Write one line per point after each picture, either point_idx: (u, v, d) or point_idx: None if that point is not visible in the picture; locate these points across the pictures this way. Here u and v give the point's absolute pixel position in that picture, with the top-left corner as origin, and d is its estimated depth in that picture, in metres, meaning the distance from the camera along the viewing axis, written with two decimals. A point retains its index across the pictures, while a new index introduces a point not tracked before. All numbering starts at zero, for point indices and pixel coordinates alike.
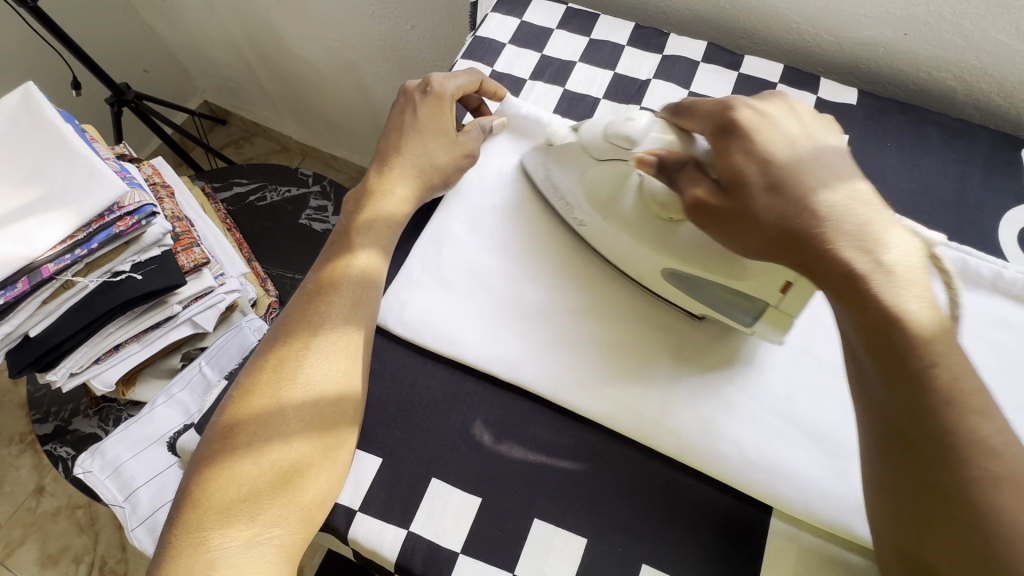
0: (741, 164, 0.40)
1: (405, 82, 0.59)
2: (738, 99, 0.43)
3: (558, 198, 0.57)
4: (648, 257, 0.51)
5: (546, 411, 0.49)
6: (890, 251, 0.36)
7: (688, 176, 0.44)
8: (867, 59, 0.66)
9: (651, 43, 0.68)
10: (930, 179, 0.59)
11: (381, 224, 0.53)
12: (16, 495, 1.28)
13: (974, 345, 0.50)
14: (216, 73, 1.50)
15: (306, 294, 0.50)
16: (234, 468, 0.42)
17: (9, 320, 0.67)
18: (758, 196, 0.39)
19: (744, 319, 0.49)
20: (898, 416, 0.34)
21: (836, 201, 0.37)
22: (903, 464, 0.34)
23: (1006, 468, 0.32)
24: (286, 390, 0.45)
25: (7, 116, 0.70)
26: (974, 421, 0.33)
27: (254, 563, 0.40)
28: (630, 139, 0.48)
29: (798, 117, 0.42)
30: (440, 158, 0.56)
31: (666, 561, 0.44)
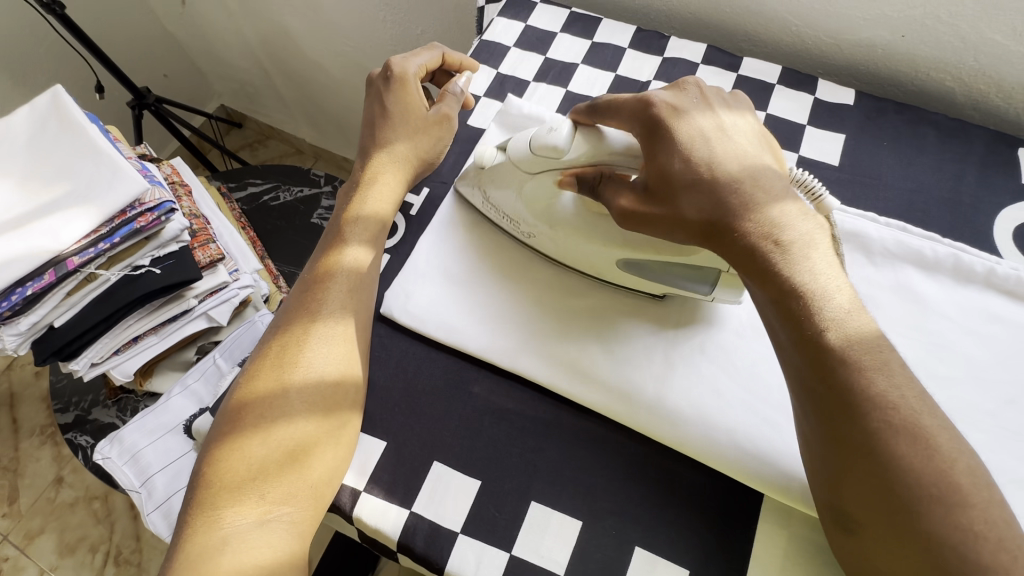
0: (669, 166, 0.44)
1: (370, 73, 0.60)
2: (659, 96, 0.46)
3: (501, 217, 0.58)
4: (600, 251, 0.53)
5: (544, 398, 0.51)
6: (789, 232, 0.41)
7: (611, 189, 0.47)
8: (866, 60, 0.67)
9: (652, 46, 0.70)
10: (925, 177, 0.60)
11: (370, 210, 0.54)
12: (35, 485, 1.32)
13: (967, 339, 0.51)
14: (233, 78, 1.54)
15: (303, 283, 0.52)
16: (245, 448, 0.44)
17: (34, 311, 0.70)
18: (682, 194, 0.43)
19: (704, 289, 0.51)
20: (822, 383, 0.38)
21: (744, 193, 0.42)
22: (825, 421, 0.38)
23: (903, 419, 0.36)
24: (290, 374, 0.47)
25: (37, 118, 0.73)
26: (871, 378, 0.37)
27: (266, 539, 0.42)
28: (557, 149, 0.50)
29: (713, 114, 0.46)
30: (420, 143, 0.57)
31: (659, 544, 0.46)
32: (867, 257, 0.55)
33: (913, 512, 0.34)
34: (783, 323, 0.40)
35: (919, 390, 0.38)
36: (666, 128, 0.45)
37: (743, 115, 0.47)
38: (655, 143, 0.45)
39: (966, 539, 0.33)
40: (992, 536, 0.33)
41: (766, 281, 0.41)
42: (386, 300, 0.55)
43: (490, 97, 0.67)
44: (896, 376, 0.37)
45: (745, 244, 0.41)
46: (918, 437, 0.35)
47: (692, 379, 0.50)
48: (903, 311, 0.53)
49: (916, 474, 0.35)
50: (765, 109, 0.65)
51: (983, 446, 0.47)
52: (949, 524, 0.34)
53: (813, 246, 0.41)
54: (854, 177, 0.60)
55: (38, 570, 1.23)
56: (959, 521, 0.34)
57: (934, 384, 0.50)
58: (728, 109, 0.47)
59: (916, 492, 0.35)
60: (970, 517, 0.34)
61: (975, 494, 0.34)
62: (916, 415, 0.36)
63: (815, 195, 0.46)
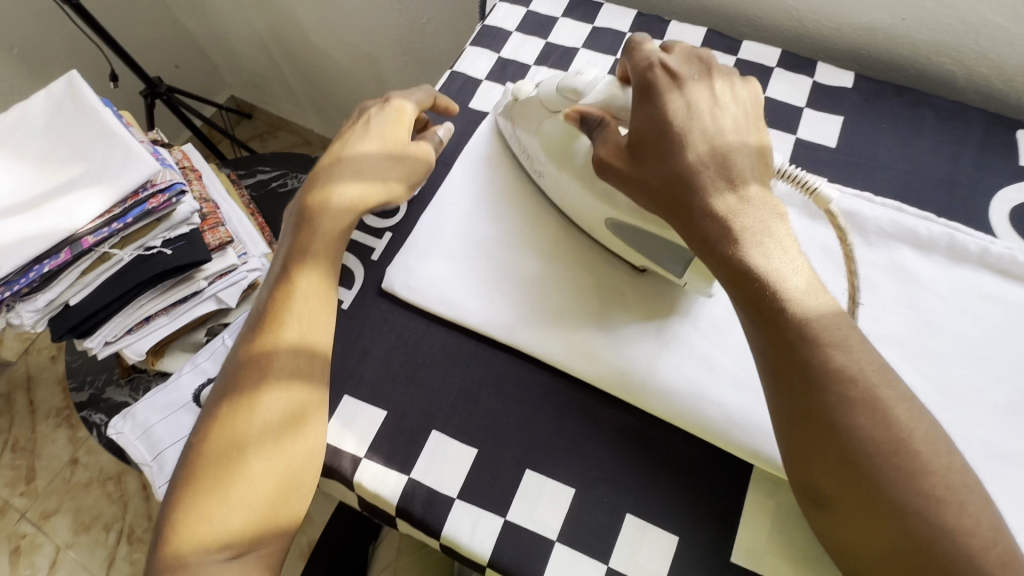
0: (645, 129, 0.45)
1: (363, 103, 0.62)
2: (661, 59, 0.47)
3: (523, 154, 0.60)
4: (597, 206, 0.53)
5: (539, 371, 0.52)
6: (739, 220, 0.41)
7: (603, 134, 0.49)
8: (866, 44, 0.67)
9: (652, 30, 0.71)
10: (923, 159, 0.60)
11: (337, 210, 0.54)
12: (52, 465, 1.35)
13: (959, 318, 0.52)
14: (243, 69, 1.56)
15: (286, 249, 0.54)
16: (233, 412, 0.47)
17: (51, 288, 0.73)
18: (650, 161, 0.45)
19: (675, 270, 0.51)
20: (784, 360, 0.38)
21: (700, 169, 0.43)
22: (783, 398, 0.38)
23: (859, 391, 0.36)
24: (268, 362, 0.48)
25: (53, 102, 0.76)
26: (828, 354, 0.37)
27: (247, 521, 0.44)
28: (577, 91, 0.52)
29: (709, 89, 0.47)
30: (393, 171, 0.56)
31: (649, 512, 0.47)
32: (861, 236, 0.55)
33: (875, 481, 0.35)
34: (745, 301, 0.41)
35: (880, 363, 0.38)
36: (657, 90, 0.46)
37: (738, 98, 0.47)
38: (643, 102, 0.46)
39: (943, 499, 0.34)
40: (954, 499, 0.34)
41: (718, 254, 0.41)
42: (388, 275, 0.57)
43: (492, 81, 0.69)
44: (855, 351, 0.38)
45: (702, 222, 0.42)
46: (874, 408, 0.36)
47: (685, 354, 0.51)
48: (896, 289, 0.53)
49: (874, 443, 0.35)
50: (764, 92, 0.65)
51: (972, 422, 0.48)
52: (906, 490, 0.34)
53: (768, 234, 0.41)
54: (851, 158, 0.61)
55: (55, 546, 1.27)
56: (919, 488, 0.34)
57: (925, 361, 0.50)
58: (728, 91, 0.47)
59: (874, 463, 0.35)
60: (929, 483, 0.34)
61: (935, 460, 0.35)
62: (874, 388, 0.36)
63: (810, 187, 0.47)
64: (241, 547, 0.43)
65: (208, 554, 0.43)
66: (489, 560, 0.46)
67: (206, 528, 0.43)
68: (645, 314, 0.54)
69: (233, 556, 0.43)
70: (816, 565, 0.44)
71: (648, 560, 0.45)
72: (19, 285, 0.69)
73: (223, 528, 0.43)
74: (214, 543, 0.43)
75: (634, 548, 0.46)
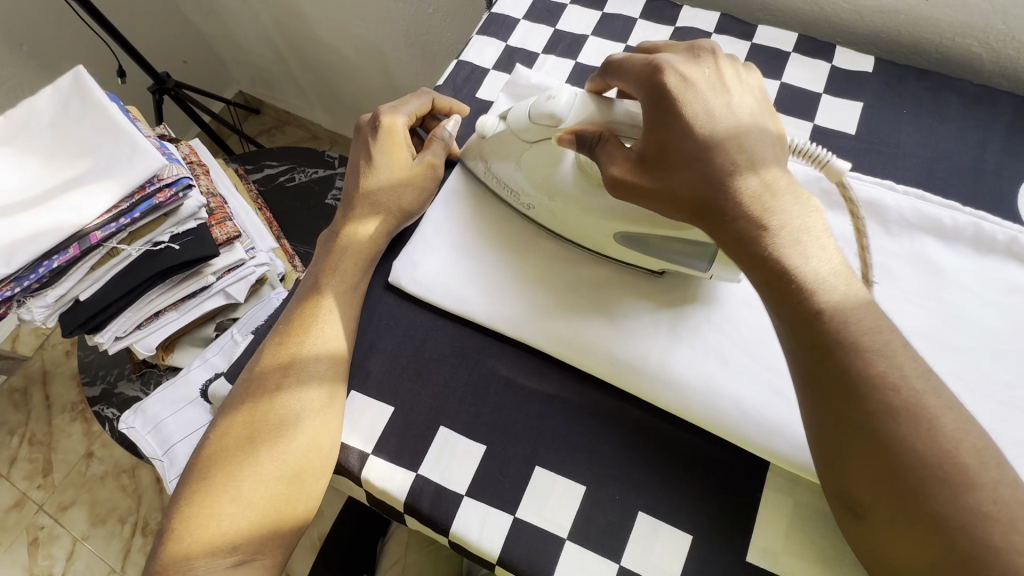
0: (669, 142, 0.43)
1: (359, 118, 0.60)
2: (668, 61, 0.45)
3: (502, 187, 0.57)
4: (597, 224, 0.52)
5: (548, 366, 0.51)
6: (778, 217, 0.40)
7: (608, 152, 0.46)
8: (887, 27, 0.65)
9: (663, 16, 0.69)
10: (947, 145, 0.58)
11: (359, 242, 0.55)
12: (68, 458, 1.37)
13: (985, 310, 0.50)
14: (250, 63, 1.56)
15: (320, 258, 0.56)
16: (263, 390, 0.49)
17: (61, 284, 0.73)
18: (677, 170, 0.43)
19: (701, 266, 0.50)
20: (820, 365, 0.37)
21: (738, 175, 0.41)
22: (821, 406, 0.37)
23: (904, 399, 0.35)
24: (300, 345, 0.50)
25: (61, 98, 0.75)
26: (870, 361, 0.36)
27: (262, 498, 0.45)
28: (555, 116, 0.50)
29: (721, 84, 0.44)
30: (405, 192, 0.57)
31: (661, 510, 0.46)
32: (883, 227, 0.53)
33: (920, 493, 0.33)
34: (781, 305, 0.39)
35: (925, 369, 0.36)
36: (670, 93, 0.44)
37: (750, 86, 0.45)
38: (655, 109, 0.44)
39: (992, 515, 0.32)
40: (1004, 516, 0.32)
41: (757, 263, 0.40)
42: (394, 269, 0.56)
43: (499, 70, 0.67)
44: (898, 356, 0.36)
45: (736, 224, 0.40)
46: (919, 417, 0.34)
47: (698, 349, 0.50)
48: (918, 282, 0.51)
49: (919, 455, 0.34)
50: (780, 78, 0.63)
51: (1000, 418, 0.46)
52: (956, 505, 0.33)
53: (805, 231, 0.40)
54: (872, 146, 0.59)
55: (72, 538, 1.29)
56: (967, 501, 0.33)
57: (948, 355, 0.48)
58: (738, 81, 0.45)
59: (922, 475, 0.33)
60: (978, 498, 0.33)
61: (983, 475, 0.33)
62: (919, 396, 0.35)
63: (820, 160, 0.46)
64: (244, 549, 0.44)
65: (212, 552, 0.44)
66: (499, 558, 0.45)
67: (213, 524, 0.44)
68: (656, 308, 0.52)
69: (235, 558, 0.44)
70: (835, 564, 0.43)
71: (661, 559, 0.44)
72: (28, 281, 0.69)
73: (229, 528, 0.44)
74: (219, 540, 0.44)
75: (646, 547, 0.45)
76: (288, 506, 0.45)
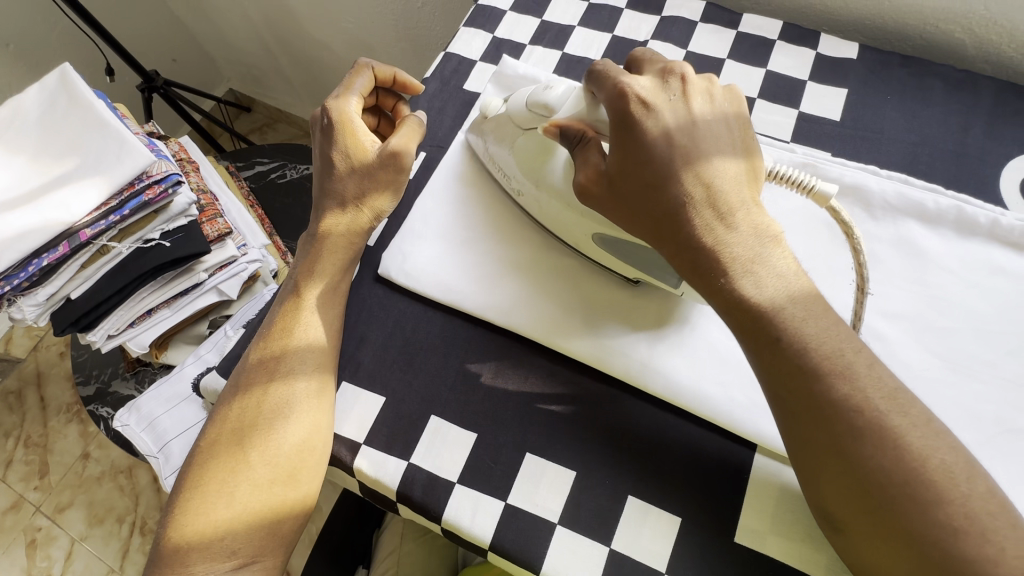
0: (632, 165, 0.43)
1: (313, 112, 0.56)
2: (635, 89, 0.44)
3: (496, 170, 0.58)
4: (579, 223, 0.51)
5: (537, 354, 0.52)
6: (731, 248, 0.40)
7: (584, 153, 0.47)
8: (871, 13, 0.65)
9: (650, 5, 0.69)
10: (930, 130, 0.58)
11: (339, 240, 0.53)
12: (64, 460, 1.37)
13: (968, 291, 0.50)
14: (240, 60, 1.55)
15: (301, 253, 0.54)
16: (252, 391, 0.48)
17: (51, 283, 0.73)
18: (639, 197, 0.43)
19: (671, 282, 0.49)
20: (785, 386, 0.37)
21: (691, 206, 0.41)
22: (788, 425, 0.38)
23: (868, 419, 0.35)
24: (285, 343, 0.49)
25: (47, 97, 0.75)
26: (832, 383, 0.36)
27: (257, 498, 0.44)
28: (548, 106, 0.51)
29: (689, 114, 0.44)
30: (366, 182, 0.53)
31: (651, 495, 0.46)
32: (867, 212, 0.54)
33: (891, 510, 0.34)
34: (743, 333, 0.40)
35: (890, 388, 0.36)
36: (634, 121, 0.43)
37: (722, 112, 0.44)
38: (620, 133, 0.44)
39: (962, 528, 0.32)
40: (975, 529, 0.32)
41: (713, 287, 0.40)
42: (385, 261, 0.56)
43: (487, 61, 0.67)
44: (861, 379, 0.36)
45: (691, 252, 0.41)
46: (884, 437, 0.34)
47: (687, 336, 0.51)
48: (902, 265, 0.52)
49: (885, 473, 0.34)
50: (765, 66, 0.63)
51: (982, 398, 0.47)
52: (926, 520, 0.33)
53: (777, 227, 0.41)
54: (856, 132, 0.59)
55: (69, 539, 1.29)
56: (936, 517, 0.33)
57: (931, 336, 0.49)
58: (708, 105, 0.44)
59: (889, 492, 0.34)
60: (947, 513, 0.32)
61: (953, 488, 0.33)
62: (883, 415, 0.35)
63: (807, 185, 0.45)
64: (244, 553, 0.44)
65: (210, 559, 0.43)
66: (491, 544, 0.46)
67: (210, 531, 0.43)
68: (634, 296, 0.53)
69: (235, 563, 0.43)
70: (820, 542, 0.44)
71: (651, 542, 0.45)
72: (18, 279, 0.69)
73: (227, 533, 0.43)
74: (217, 547, 0.43)
75: (635, 530, 0.45)
76: (284, 505, 0.45)
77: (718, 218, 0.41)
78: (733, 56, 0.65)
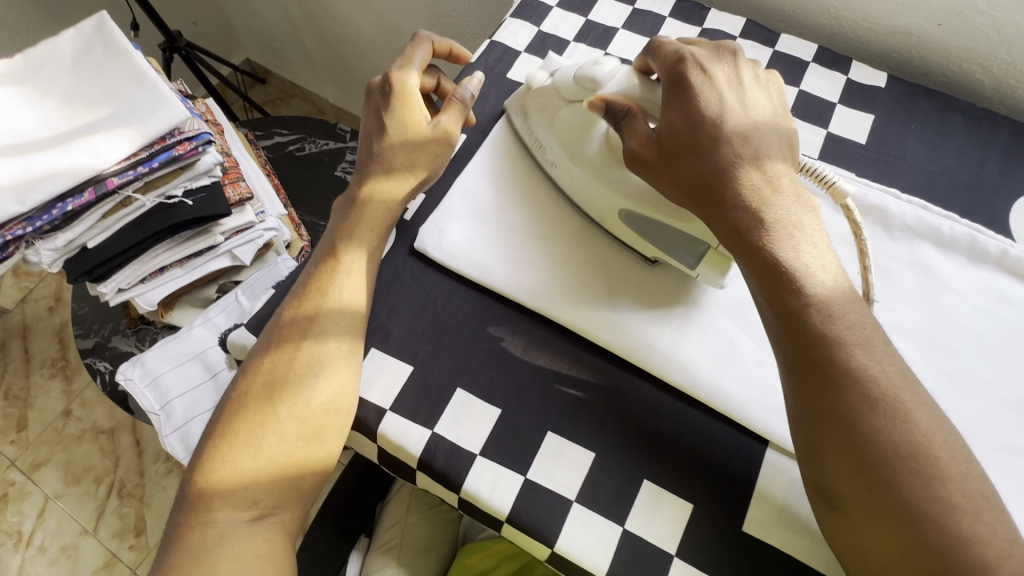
0: (681, 124, 0.47)
1: (370, 82, 0.57)
2: (694, 54, 0.49)
3: (532, 140, 0.60)
4: (608, 197, 0.54)
5: (565, 339, 0.53)
6: (774, 211, 0.44)
7: (630, 125, 0.50)
8: (900, 46, 0.68)
9: (691, 16, 0.71)
10: (949, 161, 0.61)
11: (379, 206, 0.54)
12: (44, 416, 1.34)
13: (975, 315, 0.53)
14: (262, 31, 1.55)
15: (338, 218, 0.54)
16: (286, 348, 0.48)
17: (72, 229, 0.72)
18: (684, 155, 0.46)
19: (689, 262, 0.52)
20: (802, 352, 0.40)
21: (742, 168, 0.45)
22: (803, 395, 0.40)
23: (883, 392, 0.38)
24: (320, 303, 0.50)
25: (82, 43, 0.75)
26: (853, 353, 0.39)
27: (282, 452, 0.45)
28: (596, 81, 0.53)
29: (738, 83, 0.49)
30: (418, 155, 0.54)
31: (667, 482, 0.48)
32: (886, 231, 0.57)
33: (895, 484, 0.36)
34: (771, 301, 0.43)
35: (919, 399, 0.39)
36: (688, 83, 0.48)
37: (767, 92, 0.49)
38: (674, 94, 0.48)
39: (959, 506, 0.36)
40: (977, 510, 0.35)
41: (753, 252, 0.44)
42: (421, 236, 0.57)
43: (531, 53, 0.69)
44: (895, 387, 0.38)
45: (733, 212, 0.44)
46: (895, 410, 0.38)
47: (702, 306, 0.54)
48: (916, 284, 0.55)
49: (895, 446, 0.37)
50: (798, 86, 0.66)
51: (980, 413, 0.50)
52: (926, 495, 0.36)
53: (799, 228, 0.44)
54: (879, 156, 0.62)
55: (43, 495, 1.27)
56: (937, 493, 0.36)
57: (938, 353, 0.52)
58: (755, 84, 0.50)
59: (895, 466, 0.37)
60: (945, 489, 0.36)
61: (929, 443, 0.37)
62: (897, 391, 0.38)
63: (827, 181, 0.50)
64: (264, 505, 0.44)
65: (233, 508, 0.43)
66: (508, 516, 0.47)
67: (235, 479, 0.44)
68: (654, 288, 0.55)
69: (255, 514, 0.44)
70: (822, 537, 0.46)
71: (663, 524, 0.47)
72: (41, 222, 0.68)
73: (251, 483, 0.44)
74: (241, 496, 0.44)
75: (649, 513, 0.47)
76: (307, 462, 0.46)
77: (762, 181, 0.45)
78: None
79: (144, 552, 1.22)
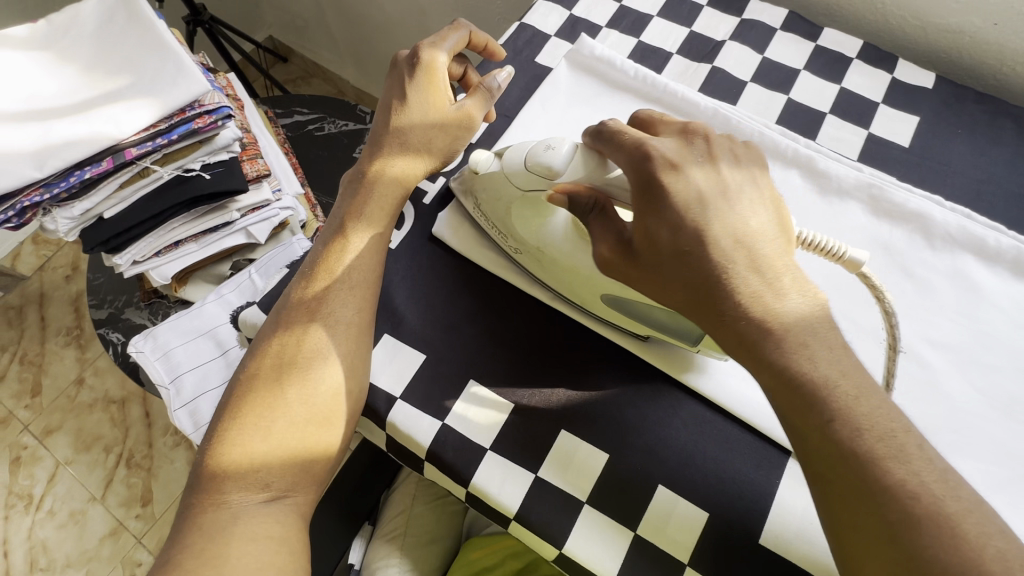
0: (662, 232, 0.39)
1: (395, 54, 0.55)
2: (660, 149, 0.40)
3: (489, 224, 0.54)
4: (583, 286, 0.49)
5: (583, 335, 0.52)
6: (782, 318, 0.36)
7: (596, 227, 0.43)
8: (951, 46, 0.65)
9: (731, 6, 0.68)
10: (996, 169, 0.58)
11: (390, 183, 0.52)
12: (57, 383, 1.36)
13: (1017, 333, 0.51)
14: (286, 9, 1.53)
15: (346, 197, 0.52)
16: (294, 330, 0.47)
17: (89, 198, 0.71)
18: (668, 262, 0.39)
19: (689, 341, 0.48)
20: (823, 451, 0.34)
21: (738, 271, 0.37)
22: (829, 503, 0.34)
23: (927, 507, 0.31)
24: (329, 284, 0.49)
25: (106, 10, 0.74)
26: (888, 467, 0.32)
27: (294, 434, 0.44)
28: (552, 170, 0.46)
29: (716, 174, 0.40)
30: (436, 135, 0.53)
31: (683, 488, 0.46)
32: (926, 240, 0.54)
33: None
34: (790, 402, 0.36)
35: None
36: (659, 183, 0.39)
37: (751, 176, 0.41)
38: (644, 195, 0.40)
39: None
40: None
41: (765, 362, 0.36)
42: (440, 222, 0.56)
43: (562, 38, 0.66)
44: None
45: (736, 325, 0.37)
46: (942, 526, 0.30)
47: None
48: (955, 297, 0.52)
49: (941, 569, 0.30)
50: (840, 83, 0.63)
51: (1017, 437, 0.47)
52: None
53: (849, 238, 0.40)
54: (923, 160, 0.59)
55: (55, 461, 1.29)
56: None
57: (974, 371, 0.49)
58: (734, 167, 0.41)
59: None
60: None
61: None
62: (942, 501, 0.31)
63: (837, 254, 0.42)
64: (277, 487, 0.43)
65: (246, 490, 0.43)
66: (516, 514, 0.46)
67: (247, 461, 0.43)
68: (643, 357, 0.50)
69: (268, 495, 0.43)
70: None
71: (676, 532, 0.45)
72: (58, 189, 0.68)
73: (263, 466, 0.43)
74: (254, 478, 0.43)
75: (663, 520, 0.45)
76: (319, 444, 0.45)
77: (760, 283, 0.36)
78: (809, 68, 0.64)
79: (150, 522, 1.23)
